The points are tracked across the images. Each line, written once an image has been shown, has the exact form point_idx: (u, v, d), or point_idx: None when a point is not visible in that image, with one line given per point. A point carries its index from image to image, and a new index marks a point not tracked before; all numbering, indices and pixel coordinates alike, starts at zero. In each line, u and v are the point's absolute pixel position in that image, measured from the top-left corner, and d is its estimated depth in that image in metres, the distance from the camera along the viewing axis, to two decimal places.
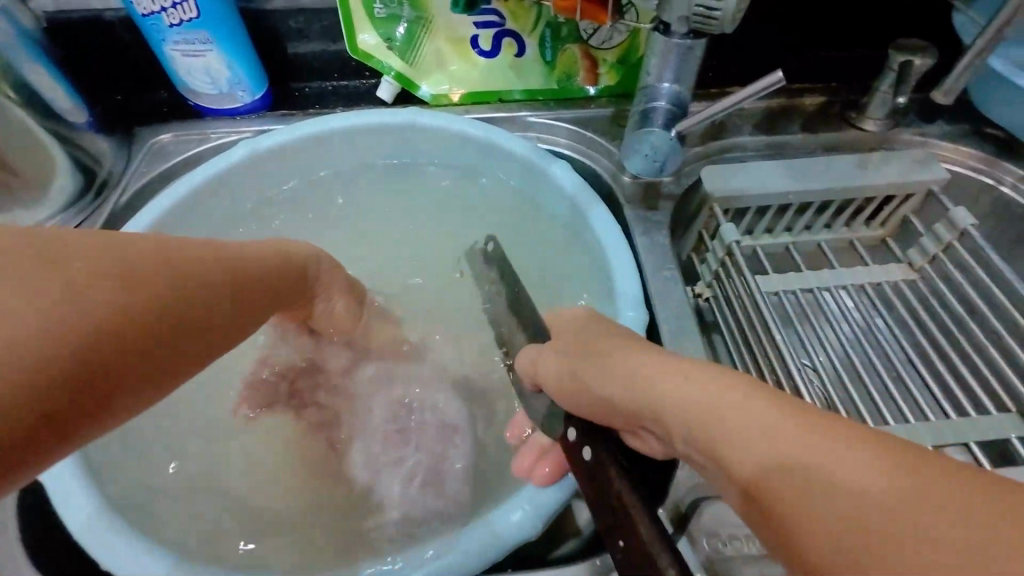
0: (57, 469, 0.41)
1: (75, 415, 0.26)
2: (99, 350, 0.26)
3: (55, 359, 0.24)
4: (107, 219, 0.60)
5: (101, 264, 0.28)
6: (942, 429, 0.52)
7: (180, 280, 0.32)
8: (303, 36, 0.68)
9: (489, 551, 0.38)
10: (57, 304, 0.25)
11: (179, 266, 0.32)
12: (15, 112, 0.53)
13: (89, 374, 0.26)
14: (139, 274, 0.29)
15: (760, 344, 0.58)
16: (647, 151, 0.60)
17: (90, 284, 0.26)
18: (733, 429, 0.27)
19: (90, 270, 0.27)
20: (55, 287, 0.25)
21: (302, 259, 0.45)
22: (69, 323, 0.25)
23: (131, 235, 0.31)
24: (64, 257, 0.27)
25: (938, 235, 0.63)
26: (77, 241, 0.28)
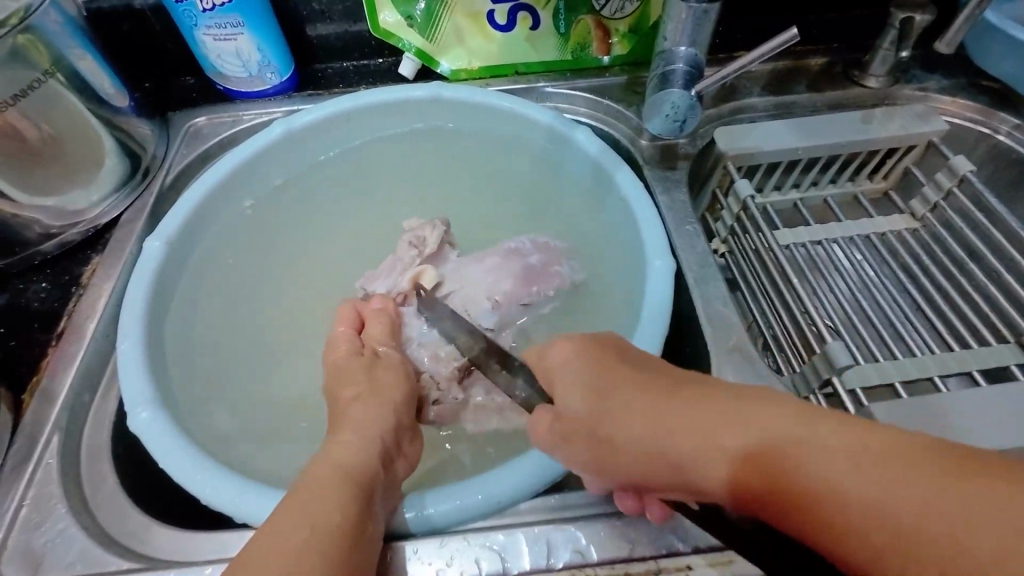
0: (152, 424, 0.45)
1: (375, 501, 0.38)
2: (361, 474, 0.38)
3: (353, 501, 0.36)
4: (155, 200, 0.63)
5: (345, 443, 0.41)
6: (947, 361, 0.55)
7: (393, 428, 0.44)
8: (325, 17, 0.70)
9: (551, 472, 0.42)
10: (330, 474, 0.37)
11: (389, 418, 0.45)
12: (68, 98, 0.55)
13: (368, 484, 0.38)
14: (355, 449, 0.40)
15: (778, 294, 0.62)
16: (666, 113, 0.62)
17: (355, 467, 0.39)
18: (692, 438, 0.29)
19: (325, 464, 0.39)
20: (350, 467, 0.38)
21: (387, 379, 0.48)
22: (355, 502, 0.36)
23: (368, 402, 0.45)
24: (340, 446, 0.41)
25: (939, 183, 0.67)
26: (349, 436, 0.42)
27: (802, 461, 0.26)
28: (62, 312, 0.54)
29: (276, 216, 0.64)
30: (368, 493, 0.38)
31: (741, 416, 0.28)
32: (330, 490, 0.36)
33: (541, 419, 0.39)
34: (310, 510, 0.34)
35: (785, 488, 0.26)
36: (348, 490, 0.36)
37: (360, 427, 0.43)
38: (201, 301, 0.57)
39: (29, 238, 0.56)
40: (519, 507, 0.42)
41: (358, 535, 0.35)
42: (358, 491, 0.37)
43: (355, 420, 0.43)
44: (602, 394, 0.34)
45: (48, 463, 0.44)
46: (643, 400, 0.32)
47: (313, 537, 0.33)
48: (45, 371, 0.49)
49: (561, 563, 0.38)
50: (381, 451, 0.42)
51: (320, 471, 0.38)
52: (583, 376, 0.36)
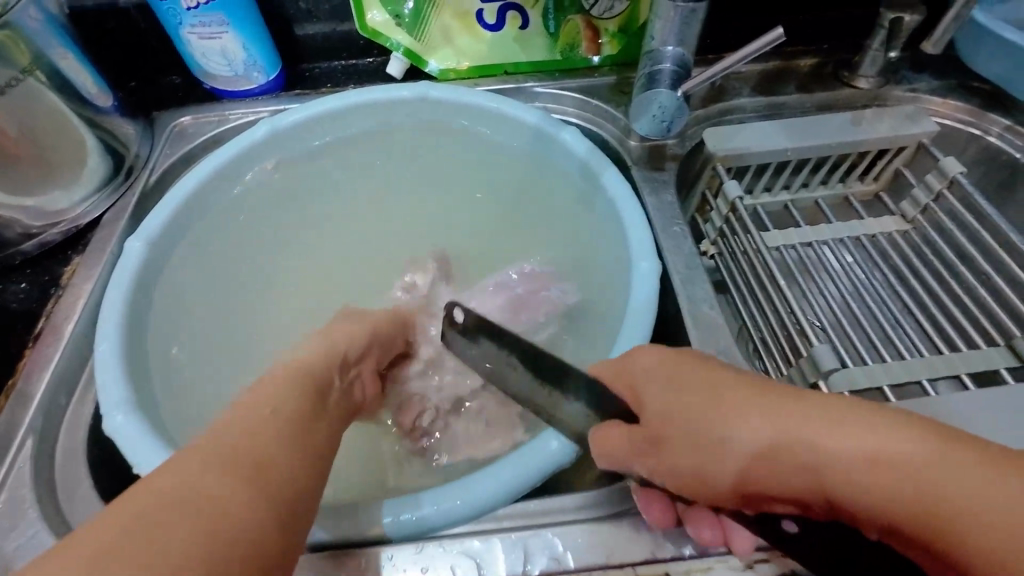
0: (128, 428, 0.45)
1: (307, 440, 0.36)
2: (286, 409, 0.37)
3: (274, 435, 0.34)
4: (139, 200, 0.62)
5: (272, 380, 0.39)
6: (935, 364, 0.55)
7: (329, 375, 0.43)
8: (312, 16, 0.70)
9: (530, 477, 0.41)
10: (253, 409, 0.36)
11: (329, 362, 0.44)
12: (49, 96, 0.55)
13: (297, 422, 0.37)
14: (286, 388, 0.39)
15: (768, 296, 0.61)
16: (654, 114, 0.62)
17: (277, 403, 0.37)
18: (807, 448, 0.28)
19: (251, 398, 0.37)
20: (272, 403, 0.37)
21: (348, 336, 0.48)
22: (277, 437, 0.34)
23: (309, 351, 0.44)
24: (268, 383, 0.39)
25: (929, 185, 0.66)
26: (279, 375, 0.40)
27: (921, 473, 0.26)
28: (41, 313, 0.53)
29: (260, 216, 0.63)
30: (292, 430, 0.36)
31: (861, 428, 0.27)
32: (242, 425, 0.34)
33: (611, 436, 0.35)
34: (231, 440, 0.33)
35: (911, 502, 0.26)
36: (270, 427, 0.35)
37: (290, 377, 0.40)
38: (181, 304, 0.56)
39: (9, 238, 0.56)
40: (497, 513, 0.41)
41: (282, 470, 0.33)
42: (280, 426, 0.35)
43: (293, 363, 0.42)
44: (722, 399, 0.32)
45: (21, 467, 0.44)
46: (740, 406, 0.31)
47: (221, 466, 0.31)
48: (22, 372, 0.49)
49: (538, 570, 0.38)
50: (315, 389, 0.41)
51: (240, 406, 0.36)
52: (671, 388, 0.34)
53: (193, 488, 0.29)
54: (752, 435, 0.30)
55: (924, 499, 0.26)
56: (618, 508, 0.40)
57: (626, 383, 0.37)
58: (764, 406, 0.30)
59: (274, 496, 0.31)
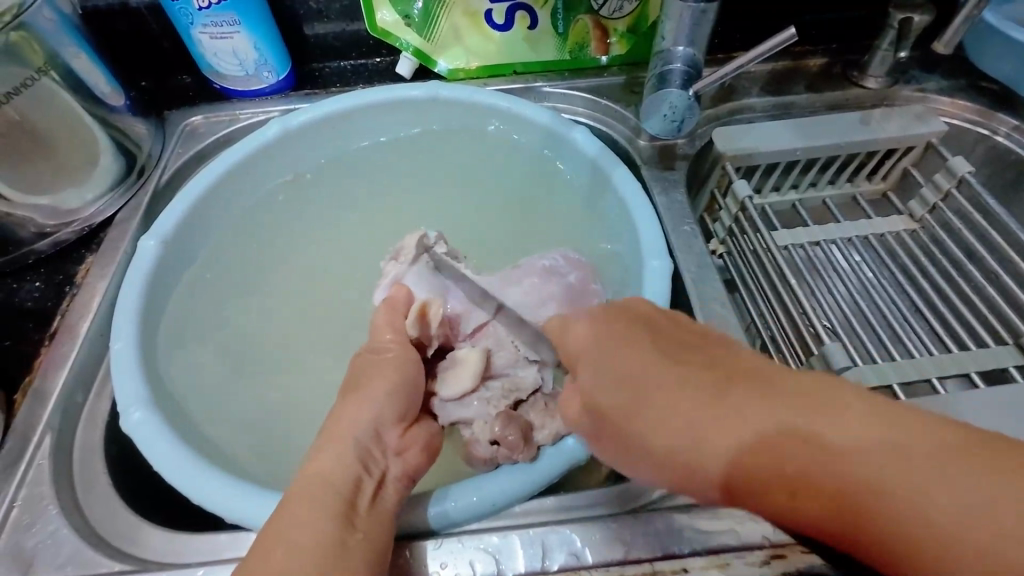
0: (146, 429, 0.45)
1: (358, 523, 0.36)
2: (323, 500, 0.36)
3: (314, 537, 0.34)
4: (151, 200, 0.62)
5: (312, 466, 0.39)
6: (945, 362, 0.55)
7: (372, 432, 0.41)
8: (322, 16, 0.70)
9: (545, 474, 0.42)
10: (292, 510, 0.35)
11: (371, 413, 0.42)
12: (63, 96, 0.55)
13: (339, 509, 0.36)
14: (327, 472, 0.38)
15: (779, 296, 0.61)
16: (664, 113, 0.62)
17: (314, 495, 0.36)
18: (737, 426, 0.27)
19: (294, 495, 0.36)
20: (309, 495, 0.36)
21: (386, 379, 0.44)
22: (317, 535, 0.34)
23: (342, 412, 0.42)
24: (313, 465, 0.39)
25: (938, 184, 0.67)
26: (319, 454, 0.39)
27: (816, 434, 0.25)
28: (56, 311, 0.54)
29: (271, 215, 0.63)
30: (334, 520, 0.35)
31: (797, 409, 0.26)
32: (319, 508, 0.35)
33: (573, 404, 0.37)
34: (280, 558, 0.32)
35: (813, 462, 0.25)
36: (313, 529, 0.34)
37: (331, 455, 0.39)
38: (195, 303, 0.56)
39: (23, 237, 0.56)
40: (514, 509, 0.41)
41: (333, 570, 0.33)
42: (320, 525, 0.34)
43: (333, 433, 0.41)
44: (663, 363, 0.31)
45: (40, 464, 0.44)
46: (659, 369, 0.31)
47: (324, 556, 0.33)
48: (38, 371, 0.49)
49: (556, 566, 0.38)
50: (358, 457, 0.39)
51: (312, 490, 0.37)
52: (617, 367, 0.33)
53: None
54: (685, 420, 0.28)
55: (820, 455, 0.25)
56: (634, 504, 0.41)
57: (565, 347, 0.38)
58: (668, 373, 0.30)
59: (376, 561, 0.35)
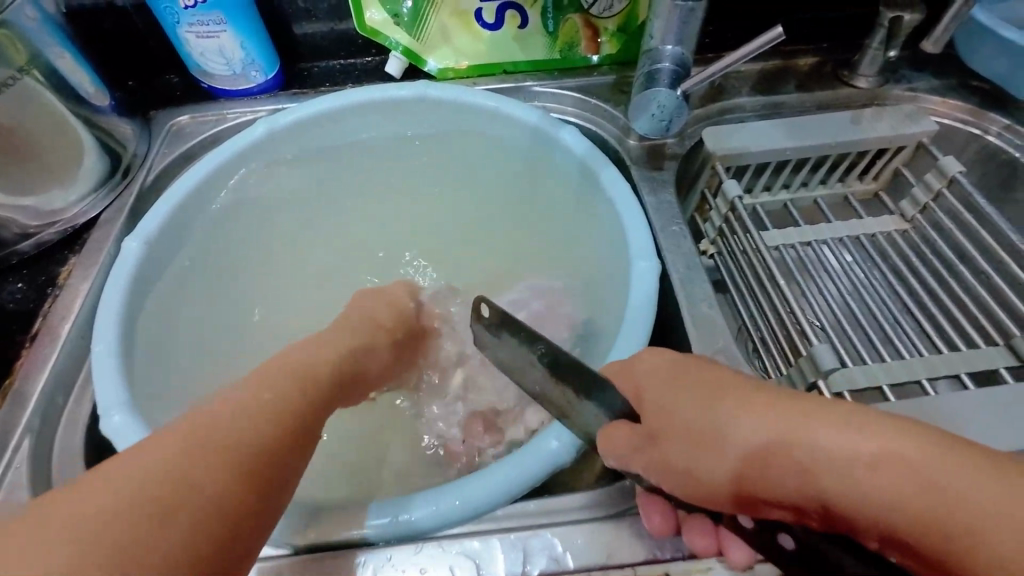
0: (125, 432, 0.44)
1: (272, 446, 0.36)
2: (253, 408, 0.36)
3: (226, 433, 0.34)
4: (136, 200, 0.62)
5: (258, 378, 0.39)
6: (935, 364, 0.55)
7: (328, 378, 0.44)
8: (310, 15, 0.69)
9: (526, 478, 0.41)
10: (222, 403, 0.36)
11: (330, 359, 0.45)
12: (47, 96, 0.54)
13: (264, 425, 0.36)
14: (273, 384, 0.39)
15: (770, 297, 0.60)
16: (652, 112, 0.61)
17: (245, 401, 0.36)
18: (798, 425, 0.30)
19: (234, 392, 0.37)
20: (239, 398, 0.37)
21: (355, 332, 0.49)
22: (228, 433, 0.34)
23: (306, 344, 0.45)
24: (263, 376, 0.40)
25: (929, 184, 0.66)
26: (273, 369, 0.41)
27: (843, 472, 0.28)
28: (38, 313, 0.53)
29: (257, 217, 0.63)
30: (253, 428, 0.35)
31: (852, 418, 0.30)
32: (254, 418, 0.35)
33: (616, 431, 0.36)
34: (190, 434, 0.33)
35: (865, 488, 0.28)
36: (238, 425, 0.35)
37: (283, 371, 0.41)
38: (179, 304, 0.56)
39: (5, 238, 0.55)
40: (496, 513, 0.41)
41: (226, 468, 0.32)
42: (238, 428, 0.34)
43: (290, 358, 0.43)
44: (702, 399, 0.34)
45: (17, 467, 0.43)
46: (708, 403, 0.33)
47: (242, 470, 0.33)
48: (18, 373, 0.49)
49: (537, 570, 0.38)
50: (307, 380, 0.41)
51: (250, 395, 0.37)
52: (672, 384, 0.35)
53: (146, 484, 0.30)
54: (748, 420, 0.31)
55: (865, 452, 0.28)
56: (616, 508, 0.40)
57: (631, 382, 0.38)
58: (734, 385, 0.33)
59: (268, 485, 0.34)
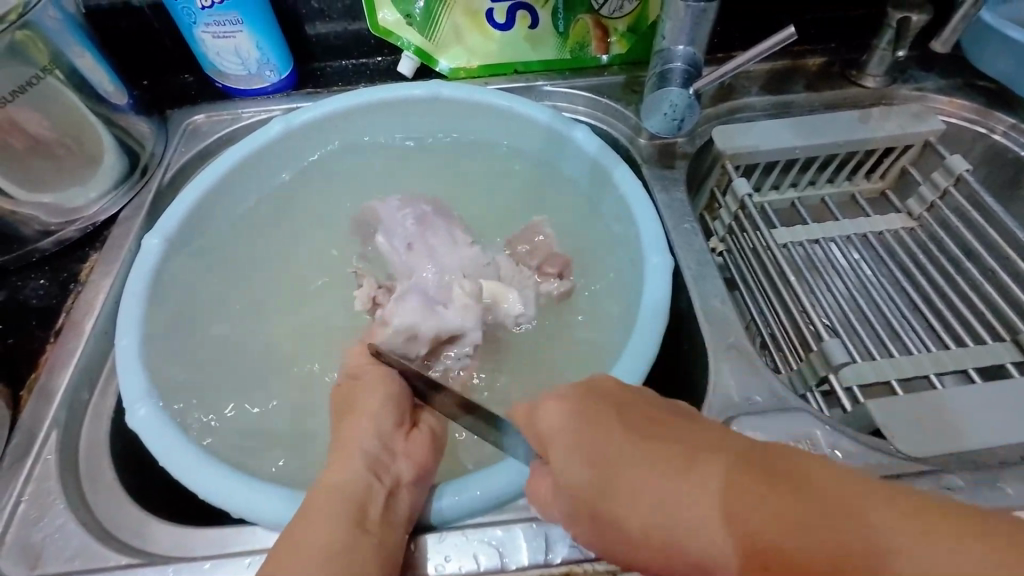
0: (151, 425, 0.45)
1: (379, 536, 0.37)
2: (341, 509, 0.37)
3: (331, 546, 0.35)
4: (153, 198, 0.63)
5: (333, 470, 0.40)
6: (943, 359, 0.56)
7: (389, 443, 0.42)
8: (324, 15, 0.70)
9: None
10: (312, 510, 0.37)
11: (380, 421, 0.43)
12: (68, 95, 0.55)
13: (361, 521, 0.37)
14: (345, 478, 0.39)
15: (779, 295, 0.61)
16: (665, 111, 0.62)
17: (330, 502, 0.37)
18: (685, 524, 0.24)
19: (317, 495, 0.38)
20: (323, 500, 0.38)
21: (371, 392, 0.45)
22: (331, 539, 0.35)
23: (352, 412, 0.44)
24: (332, 467, 0.40)
25: (936, 183, 0.67)
26: (336, 458, 0.41)
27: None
28: (61, 309, 0.54)
29: (275, 215, 0.64)
30: (349, 525, 0.36)
31: (731, 508, 0.23)
32: (322, 528, 0.35)
33: (540, 484, 0.33)
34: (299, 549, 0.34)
35: (805, 562, 0.21)
36: (335, 531, 0.35)
37: (341, 458, 0.40)
38: (199, 300, 0.56)
39: (26, 235, 0.56)
40: (517, 503, 0.42)
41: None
42: (339, 531, 0.35)
43: (349, 435, 0.42)
44: (606, 466, 0.28)
45: (47, 459, 0.44)
46: (582, 472, 0.29)
47: (343, 568, 0.34)
48: (43, 368, 0.49)
49: (559, 558, 0.39)
50: (371, 457, 0.40)
51: (309, 510, 0.37)
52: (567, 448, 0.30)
53: None
54: (634, 506, 0.26)
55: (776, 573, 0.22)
56: None
57: (533, 432, 0.34)
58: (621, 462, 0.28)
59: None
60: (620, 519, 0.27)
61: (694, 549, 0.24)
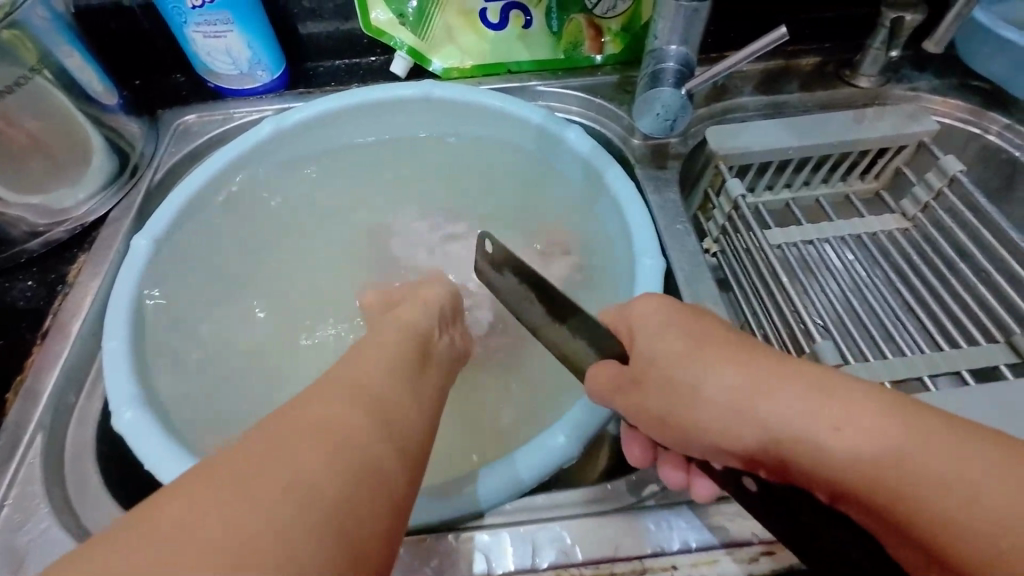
0: (137, 428, 0.45)
1: (397, 418, 0.34)
2: (363, 378, 0.35)
3: (344, 402, 0.32)
4: (144, 198, 0.62)
5: (358, 352, 0.39)
6: (936, 361, 0.55)
7: (413, 350, 0.42)
8: (316, 15, 0.70)
9: (537, 472, 0.42)
10: (333, 375, 0.35)
11: (409, 337, 0.44)
12: (56, 95, 0.55)
13: (385, 398, 0.35)
14: (368, 355, 0.39)
15: (773, 298, 0.61)
16: (657, 112, 0.61)
17: (350, 374, 0.35)
18: (763, 394, 0.31)
19: (345, 365, 0.37)
20: (336, 379, 0.35)
21: (414, 312, 0.49)
22: (345, 398, 0.33)
23: (365, 351, 0.39)
24: (358, 352, 0.40)
25: (930, 183, 0.67)
26: (362, 350, 0.40)
27: (815, 450, 0.28)
28: (48, 311, 0.53)
29: (266, 216, 0.63)
30: (367, 395, 0.34)
31: (824, 388, 0.29)
32: (347, 387, 0.34)
33: (605, 370, 0.39)
34: (321, 397, 0.32)
35: (853, 459, 0.27)
36: (348, 397, 0.33)
37: (380, 343, 0.42)
38: (188, 302, 0.56)
39: (13, 236, 0.56)
40: (504, 507, 0.41)
41: (356, 443, 0.30)
42: (354, 395, 0.33)
43: (366, 354, 0.39)
44: (701, 350, 0.34)
45: (32, 463, 0.44)
46: (683, 350, 0.35)
47: (349, 424, 0.31)
48: (30, 371, 0.49)
49: (546, 563, 0.38)
50: (400, 355, 0.41)
51: (337, 370, 0.36)
52: (658, 333, 0.37)
53: (274, 457, 0.27)
54: (718, 381, 0.33)
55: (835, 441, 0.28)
56: (623, 502, 0.41)
57: (624, 324, 0.40)
58: (714, 353, 0.34)
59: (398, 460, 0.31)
60: (696, 390, 0.34)
61: (758, 422, 0.31)
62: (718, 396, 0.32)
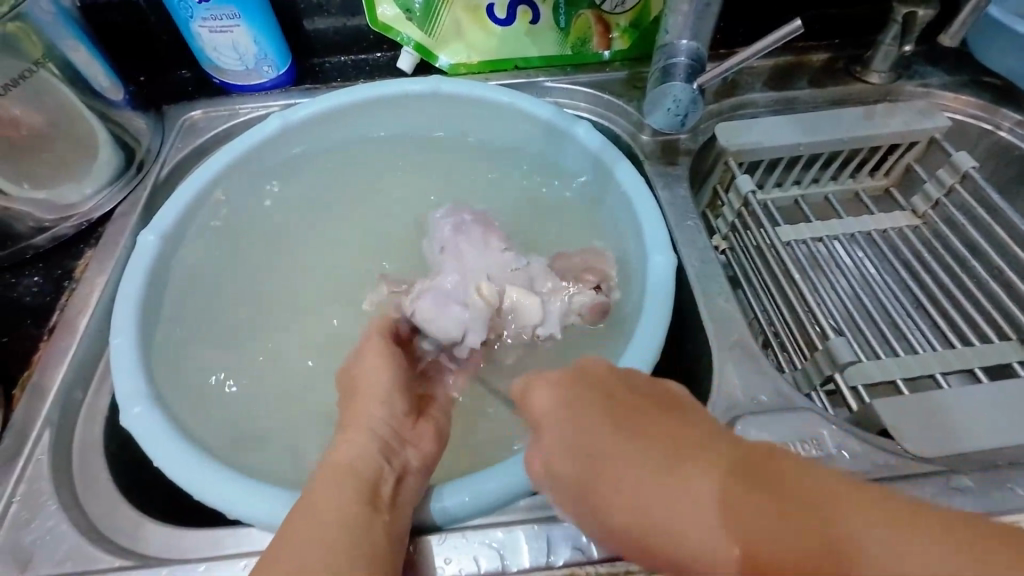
0: (145, 425, 0.44)
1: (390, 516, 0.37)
2: (346, 484, 0.37)
3: (337, 521, 0.35)
4: (150, 194, 0.62)
5: (336, 454, 0.40)
6: (949, 358, 0.55)
7: (391, 426, 0.43)
8: (323, 10, 0.69)
9: None
10: (316, 491, 0.37)
11: (386, 415, 0.43)
12: (62, 89, 0.54)
13: (373, 498, 0.37)
14: (346, 458, 0.39)
15: (785, 294, 0.60)
16: (668, 106, 0.61)
17: (331, 489, 0.37)
18: (672, 517, 0.26)
19: (324, 472, 0.39)
20: (318, 494, 0.36)
21: (376, 370, 0.46)
22: (338, 514, 0.35)
23: (343, 446, 0.40)
24: (336, 447, 0.41)
25: (941, 180, 0.66)
26: (335, 453, 0.40)
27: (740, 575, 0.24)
28: (55, 307, 0.53)
29: (272, 211, 0.63)
30: (354, 504, 0.36)
31: (727, 496, 0.25)
32: (335, 507, 0.35)
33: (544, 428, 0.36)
34: (316, 521, 0.34)
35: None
36: (340, 514, 0.35)
37: (353, 437, 0.41)
38: (194, 297, 0.56)
39: (19, 231, 0.55)
40: (517, 505, 0.41)
41: (360, 561, 0.33)
42: (346, 509, 0.35)
43: (346, 443, 0.41)
44: (600, 449, 0.30)
45: (39, 459, 0.44)
46: (581, 450, 0.31)
47: (347, 544, 0.34)
48: (36, 367, 0.49)
49: (561, 561, 0.38)
50: (380, 443, 0.41)
51: (319, 485, 0.37)
52: (562, 431, 0.33)
53: None
54: (623, 493, 0.28)
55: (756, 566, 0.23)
56: None
57: (528, 414, 0.36)
58: (622, 455, 0.29)
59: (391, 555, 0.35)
60: (606, 501, 0.29)
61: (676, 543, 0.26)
62: (624, 509, 0.28)
